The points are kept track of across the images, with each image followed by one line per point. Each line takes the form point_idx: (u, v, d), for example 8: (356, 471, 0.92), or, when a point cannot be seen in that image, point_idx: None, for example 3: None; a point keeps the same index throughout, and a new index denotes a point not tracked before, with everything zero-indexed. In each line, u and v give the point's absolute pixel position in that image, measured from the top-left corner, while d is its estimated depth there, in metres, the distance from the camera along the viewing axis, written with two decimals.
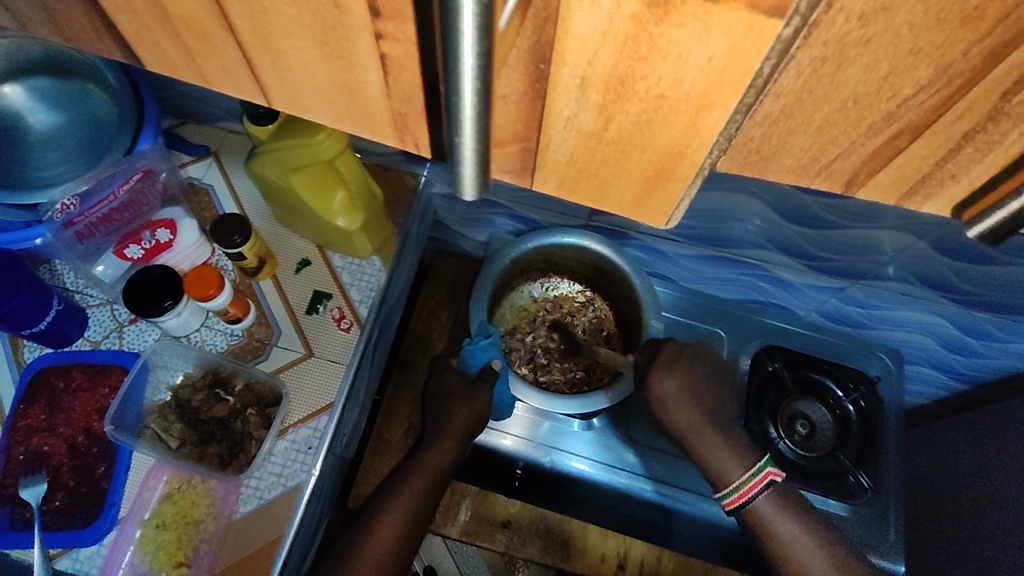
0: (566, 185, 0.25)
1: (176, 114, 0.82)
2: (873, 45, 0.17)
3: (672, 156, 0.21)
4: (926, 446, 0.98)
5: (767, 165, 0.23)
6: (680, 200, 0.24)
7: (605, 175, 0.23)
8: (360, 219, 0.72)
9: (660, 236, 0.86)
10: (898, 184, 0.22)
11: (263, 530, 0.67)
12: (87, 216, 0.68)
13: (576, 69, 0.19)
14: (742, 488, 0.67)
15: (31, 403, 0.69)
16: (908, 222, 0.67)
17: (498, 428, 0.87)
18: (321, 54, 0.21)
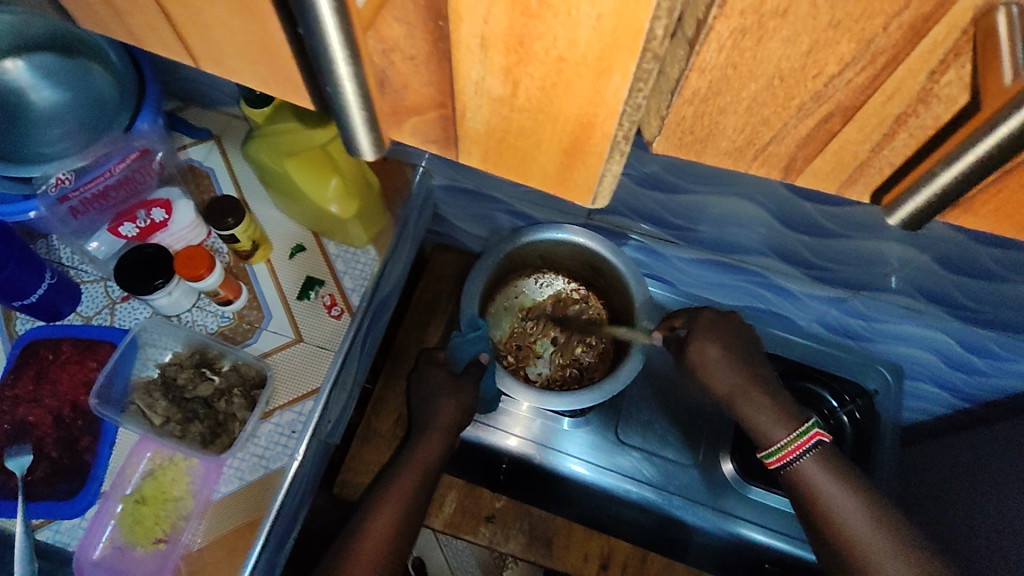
0: (489, 156, 0.25)
1: (180, 97, 0.83)
2: (790, 16, 0.18)
3: (584, 125, 0.21)
4: (924, 464, 0.96)
5: (702, 148, 0.25)
6: (601, 176, 0.23)
7: (524, 147, 0.23)
8: (355, 207, 0.72)
9: (658, 238, 0.85)
10: (837, 170, 0.24)
11: (243, 510, 0.67)
12: (82, 192, 0.68)
13: (474, 27, 0.19)
14: (791, 444, 0.63)
15: (19, 374, 0.70)
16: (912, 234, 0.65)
17: (486, 420, 0.86)
18: (233, 10, 0.21)
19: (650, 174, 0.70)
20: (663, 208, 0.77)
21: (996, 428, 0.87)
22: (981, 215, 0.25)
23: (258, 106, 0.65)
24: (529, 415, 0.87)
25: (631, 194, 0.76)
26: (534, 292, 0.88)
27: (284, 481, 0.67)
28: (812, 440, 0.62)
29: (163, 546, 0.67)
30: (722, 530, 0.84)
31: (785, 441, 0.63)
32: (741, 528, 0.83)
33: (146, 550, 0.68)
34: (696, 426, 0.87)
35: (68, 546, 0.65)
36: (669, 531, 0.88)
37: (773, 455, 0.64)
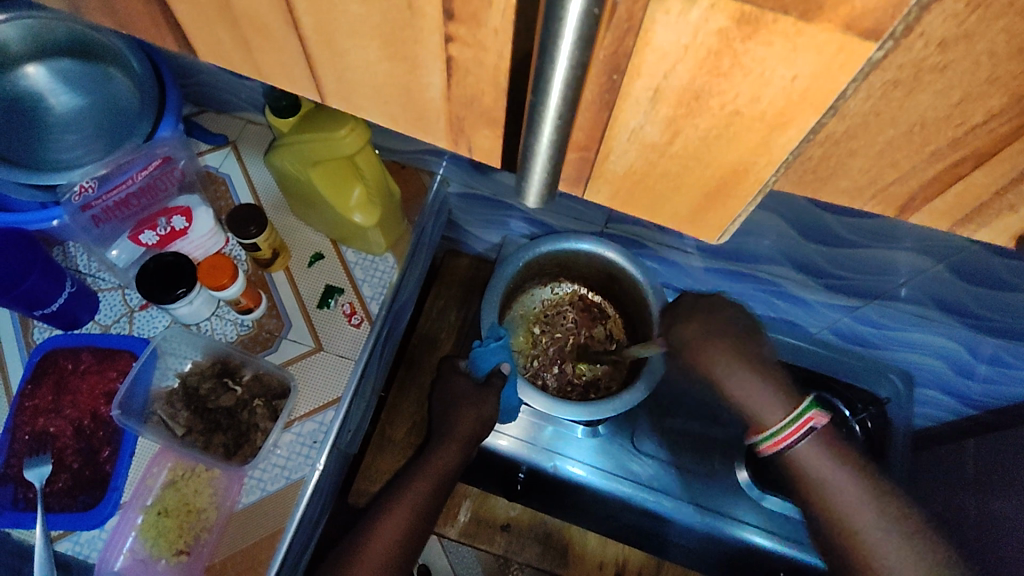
0: (620, 196, 0.25)
1: (197, 102, 0.84)
2: (949, 71, 0.19)
3: (737, 171, 0.22)
4: (931, 471, 0.97)
5: (820, 185, 0.24)
6: (737, 218, 0.24)
7: (661, 188, 0.24)
8: (378, 216, 0.72)
9: (672, 245, 0.86)
10: (954, 210, 0.24)
11: (264, 522, 0.67)
12: (105, 200, 0.68)
13: (650, 82, 0.19)
14: (786, 428, 0.51)
15: (38, 382, 0.70)
16: (926, 241, 0.68)
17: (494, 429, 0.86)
18: (384, 56, 0.21)
19: None
20: None
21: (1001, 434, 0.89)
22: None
23: (283, 116, 0.66)
24: (529, 419, 0.86)
25: None
26: (551, 299, 0.89)
27: (307, 492, 0.67)
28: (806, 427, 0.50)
29: (185, 558, 0.66)
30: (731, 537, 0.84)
31: (781, 424, 0.51)
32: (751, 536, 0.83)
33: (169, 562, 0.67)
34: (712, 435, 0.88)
35: (88, 559, 0.64)
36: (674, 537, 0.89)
37: (764, 440, 0.52)
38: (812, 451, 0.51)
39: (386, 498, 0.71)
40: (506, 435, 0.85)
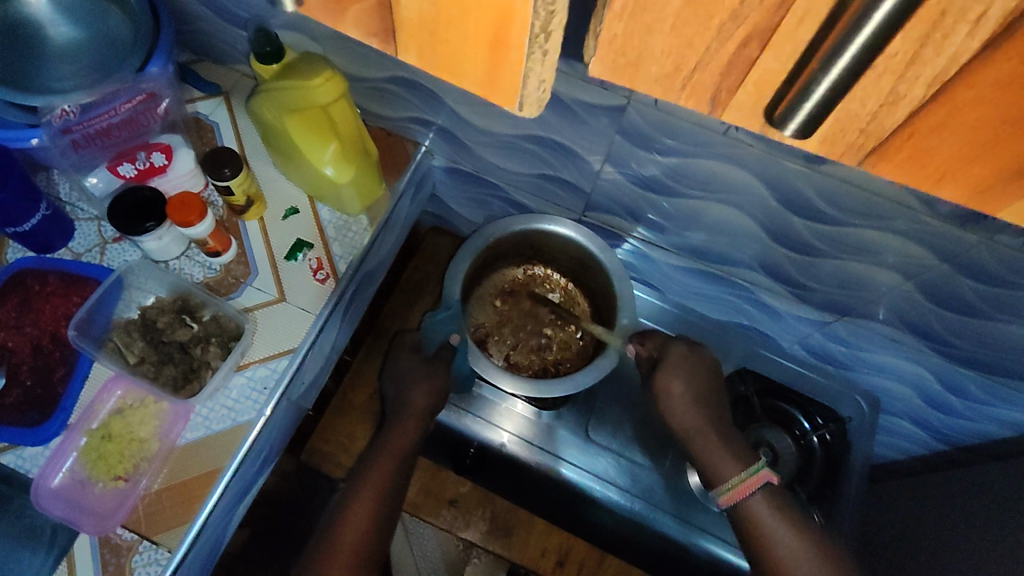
0: (424, 53, 0.26)
1: (195, 50, 0.85)
2: None
3: (503, 15, 0.23)
4: (896, 504, 0.94)
5: (635, 72, 0.26)
6: (524, 74, 0.26)
7: (454, 43, 0.25)
8: (350, 175, 0.73)
9: (652, 241, 0.86)
10: (754, 104, 0.25)
11: (205, 459, 0.67)
12: (86, 126, 0.69)
13: None
14: (741, 482, 0.67)
15: (5, 299, 0.71)
16: (901, 257, 0.68)
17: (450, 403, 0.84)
18: None
19: (649, 176, 0.73)
20: (662, 213, 0.79)
21: (969, 473, 0.87)
22: (893, 156, 0.26)
23: (266, 63, 0.68)
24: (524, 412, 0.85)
25: (625, 192, 0.78)
26: (520, 279, 0.89)
27: (251, 436, 0.68)
28: (761, 480, 0.67)
29: (122, 485, 0.66)
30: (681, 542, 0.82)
31: (733, 480, 0.68)
32: (704, 542, 0.81)
33: (106, 487, 0.67)
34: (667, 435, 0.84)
35: (28, 473, 0.65)
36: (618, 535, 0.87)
37: (724, 494, 0.68)
38: (760, 504, 0.66)
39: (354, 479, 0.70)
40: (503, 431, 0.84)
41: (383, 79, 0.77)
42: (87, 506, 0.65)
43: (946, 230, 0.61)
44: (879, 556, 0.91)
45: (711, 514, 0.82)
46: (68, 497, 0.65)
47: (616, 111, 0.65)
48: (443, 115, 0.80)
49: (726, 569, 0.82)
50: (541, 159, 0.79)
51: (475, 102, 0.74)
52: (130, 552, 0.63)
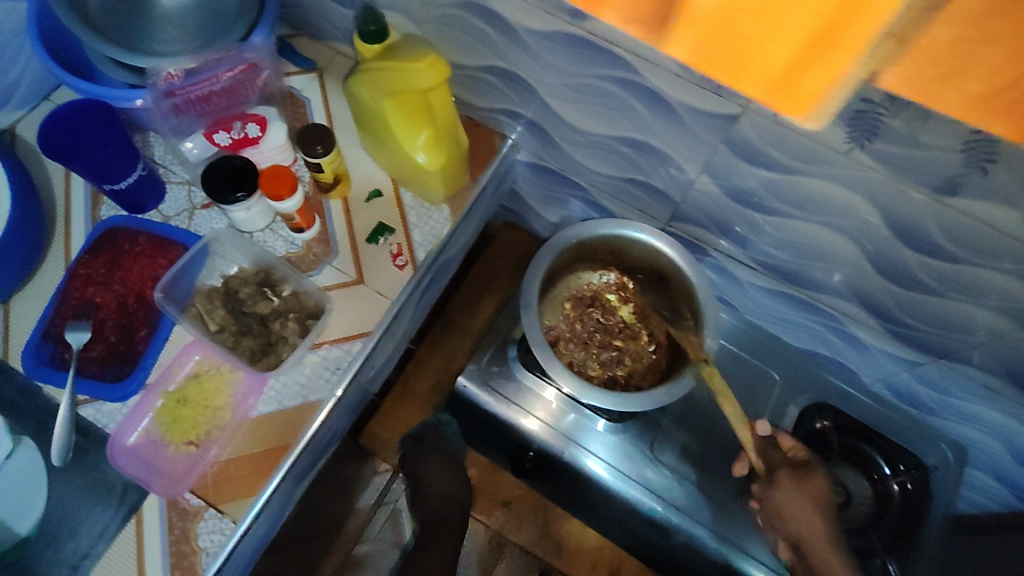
0: (709, 54, 0.32)
1: (295, 25, 0.86)
2: None
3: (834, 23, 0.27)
4: None
5: (950, 68, 0.32)
6: (827, 88, 0.30)
7: (751, 51, 0.31)
8: (441, 160, 0.71)
9: (735, 255, 0.81)
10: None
11: (274, 434, 0.67)
12: (188, 91, 0.70)
13: None
14: None
15: (95, 255, 0.73)
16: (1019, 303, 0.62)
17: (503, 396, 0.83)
18: None
19: (747, 191, 0.69)
20: (754, 232, 0.75)
21: None
22: None
23: (369, 43, 0.68)
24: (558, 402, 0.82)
25: (717, 206, 0.75)
26: (596, 284, 0.86)
27: (321, 415, 0.68)
28: None
29: (193, 450, 0.67)
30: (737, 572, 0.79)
31: None
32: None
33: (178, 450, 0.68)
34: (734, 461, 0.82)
35: (105, 429, 0.66)
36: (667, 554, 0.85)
37: None
38: None
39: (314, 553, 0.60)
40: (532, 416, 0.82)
41: (480, 68, 0.76)
42: (157, 468, 0.66)
43: None
44: None
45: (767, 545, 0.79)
46: (141, 455, 0.66)
47: (726, 121, 0.62)
48: (536, 109, 0.78)
49: None
50: (632, 163, 0.76)
51: (572, 99, 0.72)
52: (197, 518, 0.64)
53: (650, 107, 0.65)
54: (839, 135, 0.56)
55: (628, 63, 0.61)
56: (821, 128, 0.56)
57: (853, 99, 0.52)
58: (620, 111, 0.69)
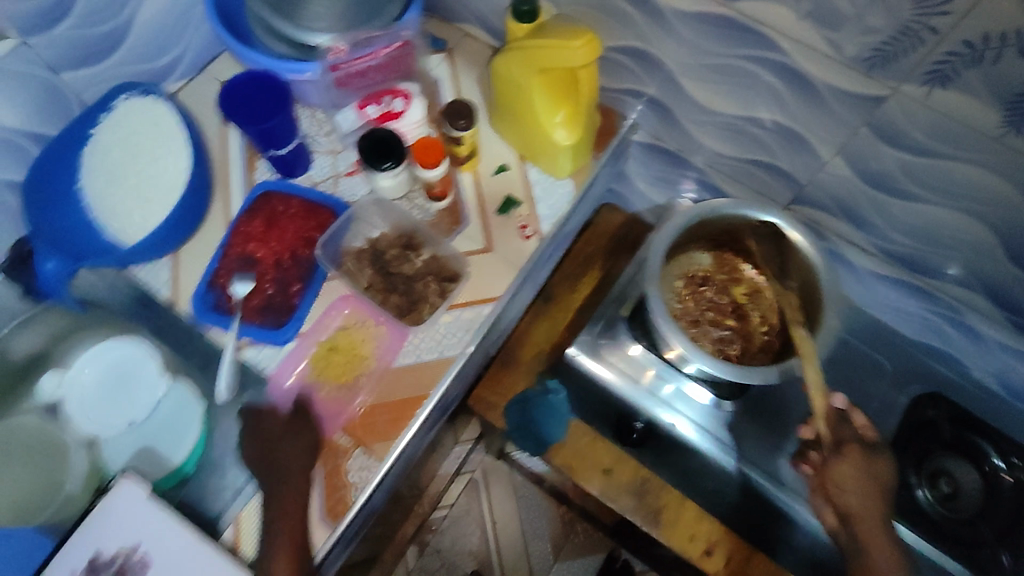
0: None
1: (429, 8, 0.91)
2: None
3: None
4: None
5: None
6: None
7: None
8: (578, 135, 0.76)
9: (855, 243, 0.83)
10: None
11: (411, 385, 0.72)
12: (350, 66, 0.76)
13: None
14: None
15: (255, 214, 0.79)
16: None
17: (615, 368, 0.88)
18: None
19: (880, 173, 0.71)
20: (881, 215, 0.77)
21: None
22: None
23: (522, 22, 0.73)
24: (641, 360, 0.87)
25: (843, 188, 0.77)
26: (707, 265, 0.88)
27: (455, 368, 0.73)
28: None
29: (339, 396, 0.72)
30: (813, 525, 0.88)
31: None
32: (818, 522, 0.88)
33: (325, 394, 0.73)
34: None
35: (265, 370, 0.73)
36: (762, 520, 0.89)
37: None
38: None
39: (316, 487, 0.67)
40: (614, 367, 0.89)
41: (615, 50, 0.80)
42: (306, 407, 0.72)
43: None
44: None
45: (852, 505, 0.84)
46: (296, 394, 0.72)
47: (871, 103, 0.64)
48: (664, 90, 0.81)
49: None
50: (758, 144, 0.79)
51: (708, 80, 0.75)
52: (346, 455, 0.70)
53: (791, 86, 0.68)
54: (994, 118, 0.58)
55: (776, 43, 0.64)
56: (974, 110, 0.59)
57: (1017, 82, 0.55)
58: (757, 91, 0.72)
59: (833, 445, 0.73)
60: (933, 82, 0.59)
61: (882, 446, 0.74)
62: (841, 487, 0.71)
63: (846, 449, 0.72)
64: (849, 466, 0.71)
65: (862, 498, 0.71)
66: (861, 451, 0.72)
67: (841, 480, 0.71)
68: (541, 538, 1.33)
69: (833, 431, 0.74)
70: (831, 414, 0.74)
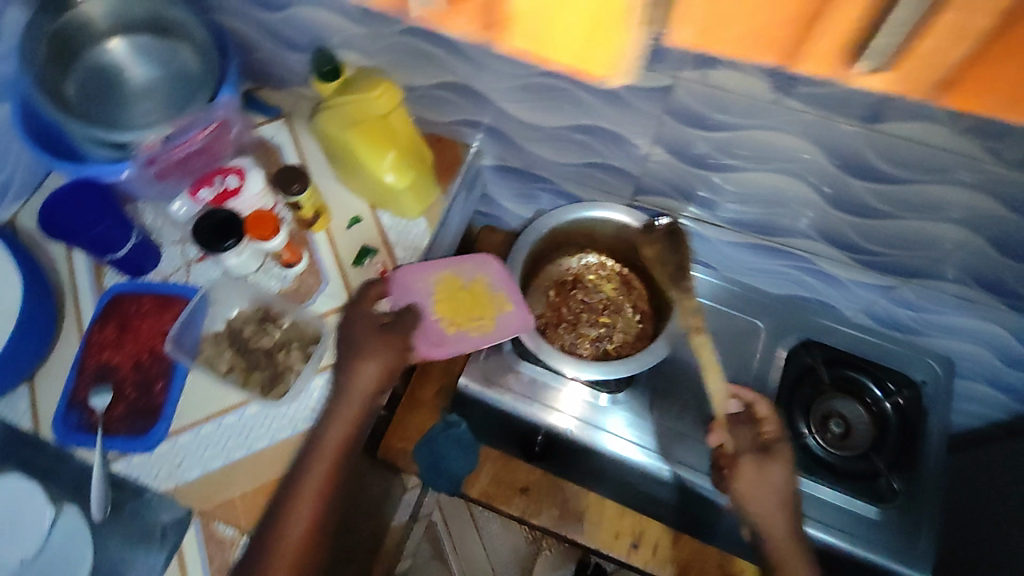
0: None
1: (257, 79, 0.91)
2: None
3: None
4: (980, 469, 0.95)
5: None
6: None
7: None
8: (409, 176, 0.77)
9: (705, 220, 0.87)
10: None
11: (288, 457, 0.72)
12: (168, 155, 0.74)
13: None
14: None
15: (105, 321, 0.78)
16: (968, 211, 0.68)
17: (506, 387, 0.87)
18: None
19: (700, 154, 0.75)
20: (717, 191, 0.80)
21: None
22: None
23: (325, 81, 0.74)
24: (532, 376, 0.87)
25: (674, 172, 0.80)
26: (575, 268, 0.91)
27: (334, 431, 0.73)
28: None
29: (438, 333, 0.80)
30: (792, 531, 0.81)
31: None
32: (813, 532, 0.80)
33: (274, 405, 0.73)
34: None
35: (141, 479, 0.71)
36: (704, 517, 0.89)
37: None
38: None
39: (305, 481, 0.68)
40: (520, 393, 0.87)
41: (435, 86, 0.82)
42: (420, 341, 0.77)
43: (1013, 176, 0.61)
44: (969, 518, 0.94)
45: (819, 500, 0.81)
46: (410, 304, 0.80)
47: (663, 93, 0.68)
48: (490, 113, 0.83)
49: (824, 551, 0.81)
50: (590, 148, 0.82)
51: (524, 99, 0.77)
52: (232, 545, 0.69)
53: (596, 93, 0.71)
54: (765, 87, 0.62)
55: None
56: (748, 83, 0.62)
57: None
58: (569, 102, 0.75)
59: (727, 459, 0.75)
60: (703, 64, 0.62)
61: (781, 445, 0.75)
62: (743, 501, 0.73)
63: (743, 467, 0.74)
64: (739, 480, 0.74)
65: (762, 509, 0.72)
66: (751, 461, 0.74)
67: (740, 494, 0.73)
68: (507, 565, 1.32)
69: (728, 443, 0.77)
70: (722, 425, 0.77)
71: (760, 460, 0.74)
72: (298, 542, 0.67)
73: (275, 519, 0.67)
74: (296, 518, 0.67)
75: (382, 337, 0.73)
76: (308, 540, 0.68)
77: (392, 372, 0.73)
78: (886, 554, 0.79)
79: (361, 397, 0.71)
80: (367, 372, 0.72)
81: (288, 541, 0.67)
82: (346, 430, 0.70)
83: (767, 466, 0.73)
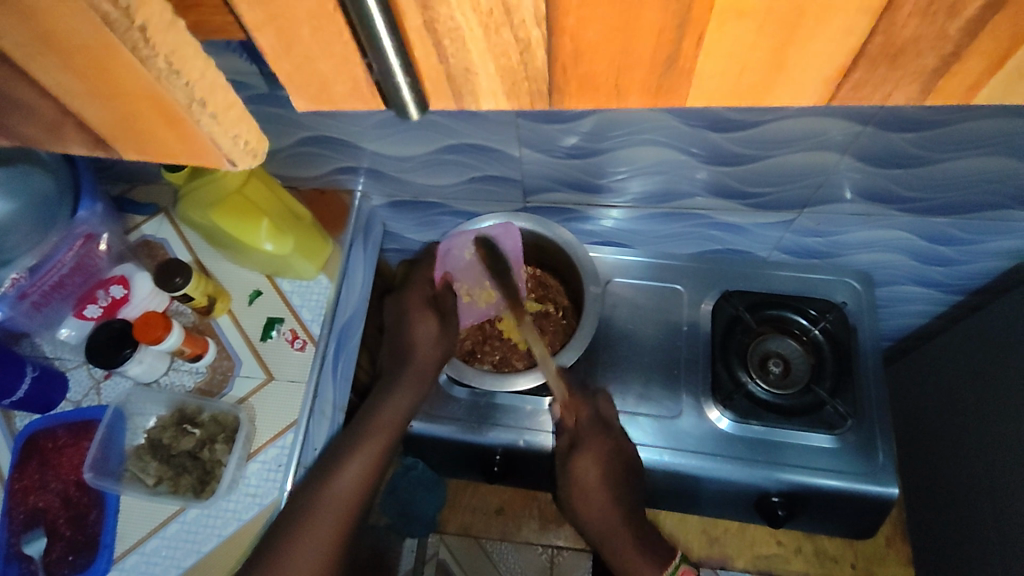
0: (566, 90, 0.28)
1: (126, 180, 0.88)
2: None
3: (615, 69, 0.26)
4: (947, 365, 0.98)
5: (681, 86, 0.27)
6: (579, 53, 0.26)
7: (597, 83, 0.27)
8: (289, 242, 0.77)
9: (602, 205, 0.87)
10: (763, 52, 0.25)
11: (230, 552, 0.69)
12: (39, 286, 0.73)
13: (477, 94, 0.28)
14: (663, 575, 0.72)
15: (23, 468, 0.75)
16: (834, 136, 0.68)
17: (452, 419, 0.86)
18: None
19: (568, 145, 0.74)
20: (600, 174, 0.80)
21: (996, 311, 0.90)
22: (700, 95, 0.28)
23: (176, 172, 0.75)
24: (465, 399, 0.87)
25: (553, 169, 0.80)
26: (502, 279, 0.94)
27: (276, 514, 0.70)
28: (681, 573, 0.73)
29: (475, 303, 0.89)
30: (773, 482, 0.82)
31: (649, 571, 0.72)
32: (793, 475, 0.81)
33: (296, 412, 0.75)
34: (690, 370, 0.89)
35: None
36: (689, 492, 0.90)
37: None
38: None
39: (328, 478, 0.67)
40: (455, 421, 0.86)
41: (299, 144, 0.80)
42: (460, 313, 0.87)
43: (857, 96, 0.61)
44: (945, 415, 0.97)
45: (795, 446, 0.82)
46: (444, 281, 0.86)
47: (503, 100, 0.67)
48: (359, 156, 0.82)
49: (806, 492, 0.82)
50: (466, 165, 0.81)
51: (385, 136, 0.76)
52: None
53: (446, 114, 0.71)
54: None
55: None
56: None
57: None
58: (426, 128, 0.74)
59: (570, 439, 0.79)
60: None
61: (615, 418, 0.81)
62: (573, 476, 0.77)
63: (583, 447, 0.78)
64: (579, 468, 0.77)
65: (602, 492, 0.76)
66: (591, 437, 0.78)
67: (580, 471, 0.77)
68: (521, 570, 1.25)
69: (572, 421, 0.80)
70: (568, 401, 0.80)
71: (591, 432, 0.79)
72: (348, 496, 0.67)
73: (317, 478, 0.68)
74: (348, 472, 0.68)
75: (430, 312, 0.82)
76: (356, 503, 0.67)
77: (440, 337, 0.81)
78: (850, 477, 0.81)
79: (424, 357, 0.79)
80: (418, 336, 0.80)
81: (338, 497, 0.66)
82: (413, 393, 0.77)
83: (597, 444, 0.78)
